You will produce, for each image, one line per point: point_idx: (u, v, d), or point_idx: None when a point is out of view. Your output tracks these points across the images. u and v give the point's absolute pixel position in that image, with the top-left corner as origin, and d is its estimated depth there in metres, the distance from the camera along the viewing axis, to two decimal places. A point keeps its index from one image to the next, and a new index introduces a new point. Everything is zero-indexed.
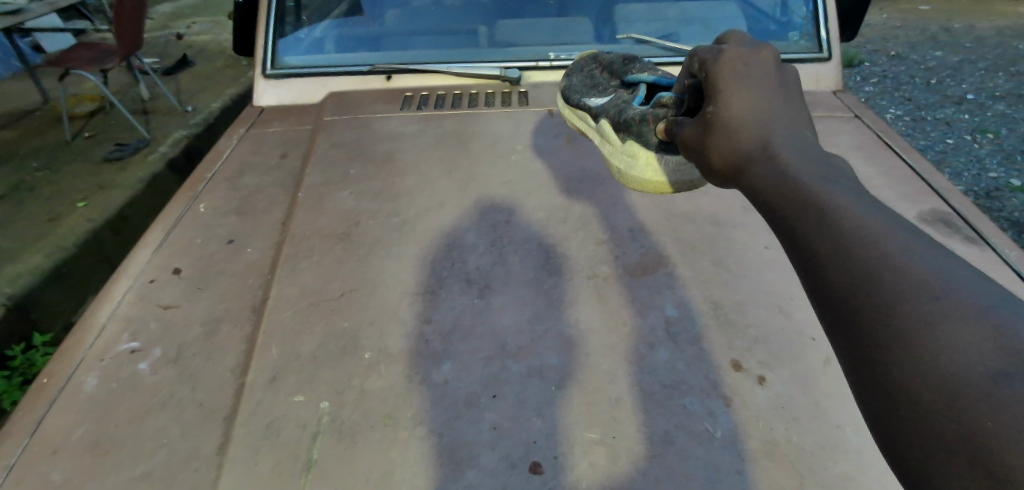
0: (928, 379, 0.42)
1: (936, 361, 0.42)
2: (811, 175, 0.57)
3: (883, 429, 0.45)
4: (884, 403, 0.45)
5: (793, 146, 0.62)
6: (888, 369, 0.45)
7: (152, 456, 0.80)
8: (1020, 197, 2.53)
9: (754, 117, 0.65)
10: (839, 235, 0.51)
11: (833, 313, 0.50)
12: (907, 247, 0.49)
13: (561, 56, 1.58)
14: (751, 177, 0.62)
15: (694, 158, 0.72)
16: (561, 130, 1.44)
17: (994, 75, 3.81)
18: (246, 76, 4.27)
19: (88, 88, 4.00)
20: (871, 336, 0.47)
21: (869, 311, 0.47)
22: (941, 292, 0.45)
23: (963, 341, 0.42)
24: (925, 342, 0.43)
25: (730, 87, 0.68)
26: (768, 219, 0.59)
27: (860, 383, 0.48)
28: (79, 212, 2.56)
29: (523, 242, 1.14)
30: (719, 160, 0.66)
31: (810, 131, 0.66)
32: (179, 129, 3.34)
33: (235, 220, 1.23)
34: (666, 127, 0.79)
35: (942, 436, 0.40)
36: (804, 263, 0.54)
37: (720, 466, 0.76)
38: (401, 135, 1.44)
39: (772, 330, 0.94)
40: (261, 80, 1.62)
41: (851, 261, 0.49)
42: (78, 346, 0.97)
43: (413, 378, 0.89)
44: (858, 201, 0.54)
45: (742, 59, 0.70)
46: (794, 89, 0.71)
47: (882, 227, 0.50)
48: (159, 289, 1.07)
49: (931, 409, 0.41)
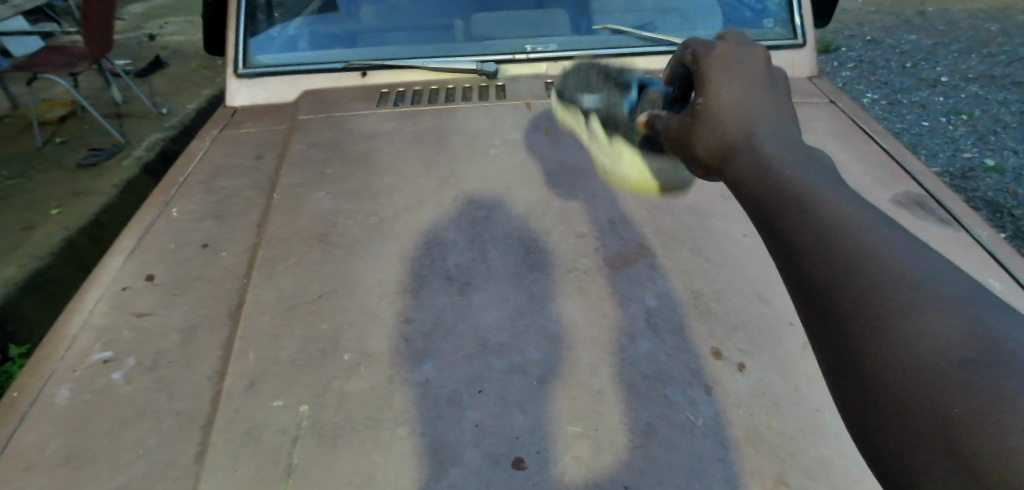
0: (905, 369, 0.43)
1: (915, 351, 0.43)
2: (793, 165, 0.57)
3: (857, 420, 0.46)
4: (859, 394, 0.45)
5: (775, 137, 0.62)
6: (867, 360, 0.45)
7: (129, 468, 0.78)
8: (994, 177, 2.59)
9: (737, 108, 0.65)
10: (819, 224, 0.51)
11: (811, 303, 0.50)
12: (887, 236, 0.49)
13: (538, 48, 1.58)
14: (732, 167, 0.61)
15: (675, 150, 0.71)
16: (539, 124, 1.43)
17: (967, 57, 3.87)
18: (222, 76, 4.19)
19: (58, 92, 3.89)
20: (850, 327, 0.47)
21: (848, 301, 0.47)
22: (920, 285, 0.45)
23: (939, 331, 0.43)
24: (905, 334, 0.44)
25: (717, 79, 0.68)
26: (748, 209, 0.59)
27: (836, 374, 0.48)
28: (53, 220, 2.50)
29: (503, 238, 1.13)
30: (702, 150, 0.65)
31: (795, 125, 0.66)
32: (153, 133, 3.26)
33: (210, 224, 1.20)
34: (649, 119, 0.77)
35: (920, 430, 0.41)
36: (783, 252, 0.53)
37: (701, 454, 0.76)
38: (378, 133, 1.42)
39: (751, 317, 0.95)
40: (233, 79, 1.58)
41: (831, 249, 0.49)
42: (49, 359, 0.95)
43: (395, 378, 0.88)
44: (837, 191, 0.54)
45: (731, 55, 0.71)
46: (779, 83, 0.71)
47: (863, 219, 0.50)
48: (132, 297, 1.05)
49: (910, 404, 0.42)
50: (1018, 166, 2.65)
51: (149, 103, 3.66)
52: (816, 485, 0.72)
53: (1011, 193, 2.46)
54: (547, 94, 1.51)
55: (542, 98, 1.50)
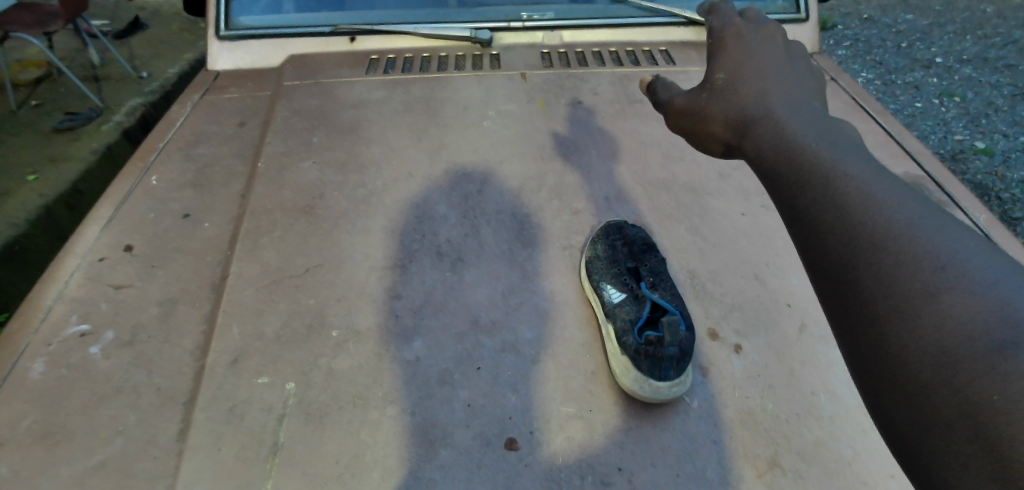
0: (927, 351, 0.42)
1: (939, 334, 0.42)
2: (816, 141, 0.57)
3: (875, 402, 0.46)
4: (878, 377, 0.45)
5: (795, 112, 0.63)
6: (888, 341, 0.45)
7: (109, 446, 0.76)
8: (982, 160, 2.59)
9: (752, 86, 0.67)
10: (842, 203, 0.50)
11: (829, 282, 0.49)
12: (914, 216, 0.48)
13: (534, 16, 1.50)
14: (751, 141, 0.62)
15: (682, 126, 0.73)
16: (533, 95, 1.38)
17: (962, 38, 3.83)
18: (202, 40, 4.02)
19: (30, 51, 3.69)
20: (872, 308, 0.46)
21: (870, 281, 0.46)
22: (946, 263, 0.44)
23: (966, 313, 0.41)
24: (928, 314, 0.43)
25: (733, 57, 0.71)
26: (768, 188, 0.59)
27: (854, 356, 0.48)
28: (29, 187, 2.41)
29: (496, 214, 1.10)
30: (720, 126, 0.68)
31: (816, 101, 0.67)
32: (132, 97, 3.14)
33: (191, 193, 1.15)
34: (652, 85, 0.80)
35: (941, 410, 0.40)
36: (803, 231, 0.52)
37: (696, 437, 0.76)
38: (366, 102, 1.36)
39: (747, 298, 0.93)
40: (214, 41, 1.50)
41: (853, 229, 0.48)
42: (22, 331, 0.90)
43: (384, 356, 0.86)
44: (863, 168, 0.53)
45: (747, 33, 0.74)
46: (799, 61, 0.73)
47: (887, 196, 0.49)
48: (108, 268, 1.00)
49: (930, 385, 0.41)
50: (1006, 149, 2.65)
51: (127, 65, 3.51)
52: (808, 469, 0.73)
53: (998, 176, 2.46)
54: (543, 65, 1.46)
55: (537, 69, 1.44)
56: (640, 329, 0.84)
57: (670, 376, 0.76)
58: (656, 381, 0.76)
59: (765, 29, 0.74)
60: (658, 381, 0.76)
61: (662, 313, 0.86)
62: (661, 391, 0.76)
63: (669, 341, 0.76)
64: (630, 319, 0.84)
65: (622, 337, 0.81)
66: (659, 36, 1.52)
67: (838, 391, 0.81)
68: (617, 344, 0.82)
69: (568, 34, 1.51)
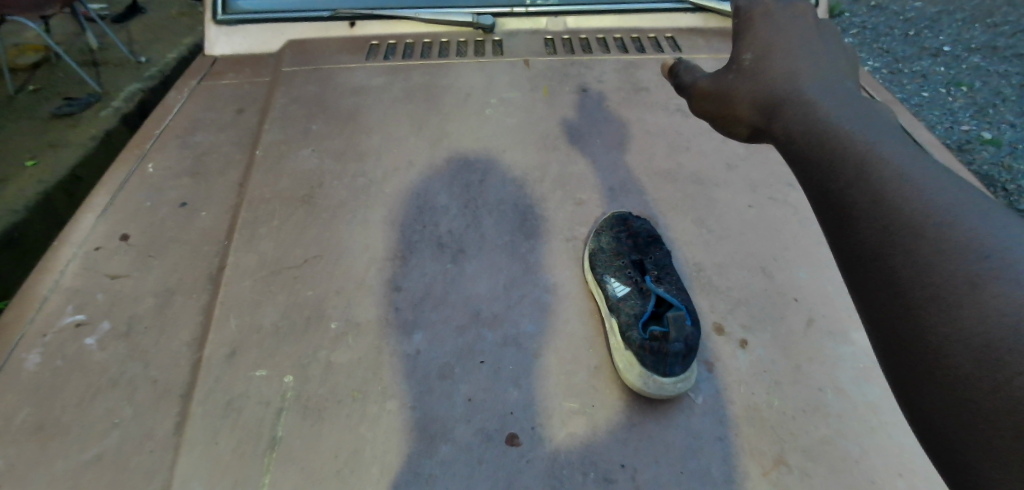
0: (968, 345, 0.41)
1: (980, 326, 0.41)
2: (850, 123, 0.58)
3: (908, 394, 0.45)
4: (912, 369, 0.45)
5: (827, 93, 0.64)
6: (925, 333, 0.44)
7: (104, 440, 0.75)
8: (989, 150, 2.56)
9: (781, 66, 0.69)
10: (877, 189, 0.50)
11: (861, 268, 0.50)
12: (953, 202, 0.47)
13: (537, 2, 1.46)
14: (779, 123, 0.66)
15: (710, 107, 0.76)
16: (537, 83, 1.35)
17: (971, 25, 3.76)
18: (200, 24, 3.97)
19: (28, 35, 3.64)
20: (907, 297, 0.46)
21: (905, 270, 0.46)
22: (989, 252, 0.43)
23: (1009, 305, 0.40)
24: (967, 302, 0.42)
25: (762, 38, 0.73)
26: (800, 171, 0.60)
27: (886, 346, 0.48)
28: (28, 173, 2.39)
29: (498, 204, 1.08)
30: (749, 110, 0.70)
31: (850, 81, 0.67)
32: (132, 83, 3.10)
33: (187, 182, 1.13)
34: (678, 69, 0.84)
35: (979, 402, 0.40)
36: (836, 216, 0.53)
37: (700, 434, 0.74)
38: (365, 88, 1.34)
39: (753, 292, 0.92)
40: (212, 26, 1.46)
41: (889, 215, 0.48)
42: (17, 322, 0.89)
43: (384, 349, 0.84)
44: (900, 150, 0.53)
45: (776, 13, 0.75)
46: (830, 40, 0.73)
47: (927, 181, 0.49)
48: (104, 258, 0.98)
49: (966, 375, 0.41)
50: (1014, 140, 2.61)
51: (126, 50, 3.46)
52: (813, 467, 0.71)
53: (1005, 168, 2.43)
54: (546, 52, 1.43)
55: (540, 56, 1.41)
56: (645, 323, 0.83)
57: (676, 372, 0.74)
58: (661, 377, 0.74)
59: (795, 7, 0.75)
60: (662, 378, 0.74)
61: (668, 308, 0.84)
62: (667, 387, 0.75)
63: (675, 337, 0.74)
64: (634, 313, 0.83)
65: (627, 333, 0.80)
66: (665, 23, 1.49)
67: (845, 388, 0.79)
68: (622, 339, 0.81)
69: (572, 20, 1.47)
